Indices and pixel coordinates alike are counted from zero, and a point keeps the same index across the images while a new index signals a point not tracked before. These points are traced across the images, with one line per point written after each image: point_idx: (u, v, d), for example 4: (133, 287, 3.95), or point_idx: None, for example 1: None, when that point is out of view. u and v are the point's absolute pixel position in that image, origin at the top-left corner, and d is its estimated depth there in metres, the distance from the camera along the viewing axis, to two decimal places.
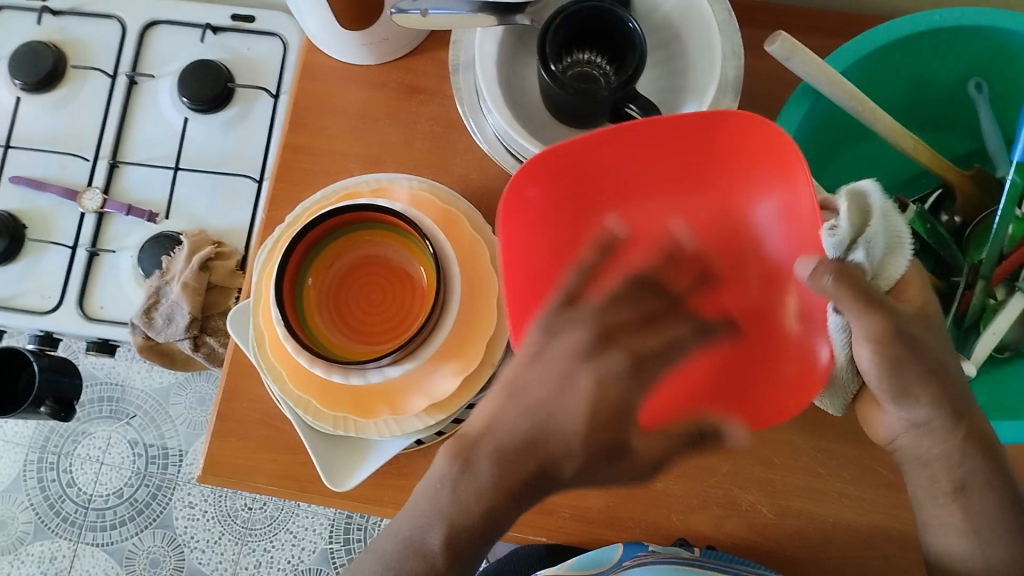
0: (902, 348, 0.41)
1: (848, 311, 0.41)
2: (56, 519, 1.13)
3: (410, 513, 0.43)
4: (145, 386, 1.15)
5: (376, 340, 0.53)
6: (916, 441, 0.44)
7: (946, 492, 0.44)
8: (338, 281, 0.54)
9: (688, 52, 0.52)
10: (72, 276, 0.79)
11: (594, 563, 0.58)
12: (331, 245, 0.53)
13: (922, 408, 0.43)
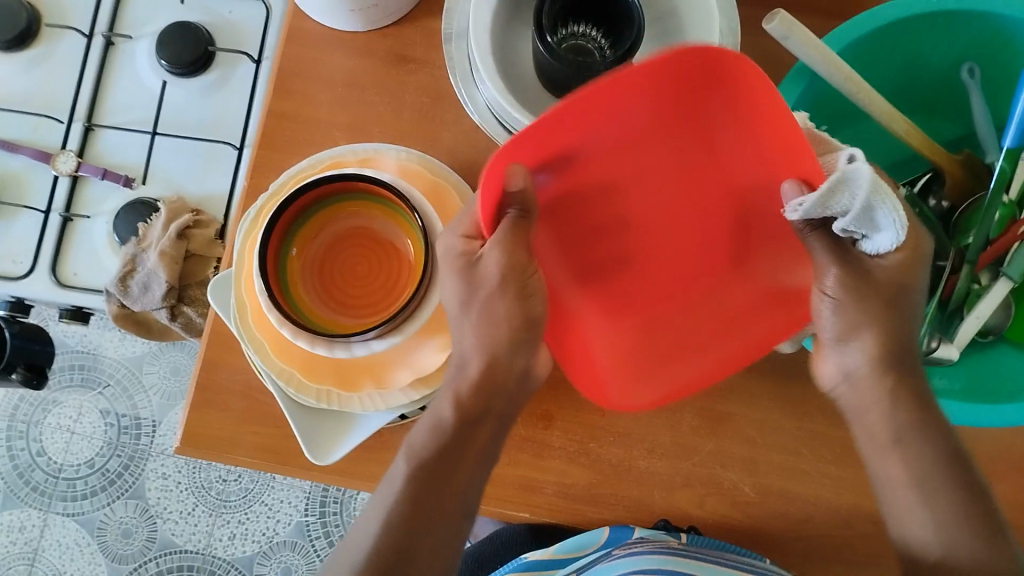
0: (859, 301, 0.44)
1: (818, 260, 0.44)
2: (26, 488, 1.11)
3: (407, 451, 0.49)
4: (118, 356, 1.13)
5: (362, 313, 0.52)
6: (850, 387, 0.47)
7: (882, 441, 0.47)
8: (323, 252, 0.53)
9: (684, 27, 0.50)
10: (45, 241, 0.76)
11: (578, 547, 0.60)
12: (316, 216, 0.52)
13: (866, 361, 0.46)
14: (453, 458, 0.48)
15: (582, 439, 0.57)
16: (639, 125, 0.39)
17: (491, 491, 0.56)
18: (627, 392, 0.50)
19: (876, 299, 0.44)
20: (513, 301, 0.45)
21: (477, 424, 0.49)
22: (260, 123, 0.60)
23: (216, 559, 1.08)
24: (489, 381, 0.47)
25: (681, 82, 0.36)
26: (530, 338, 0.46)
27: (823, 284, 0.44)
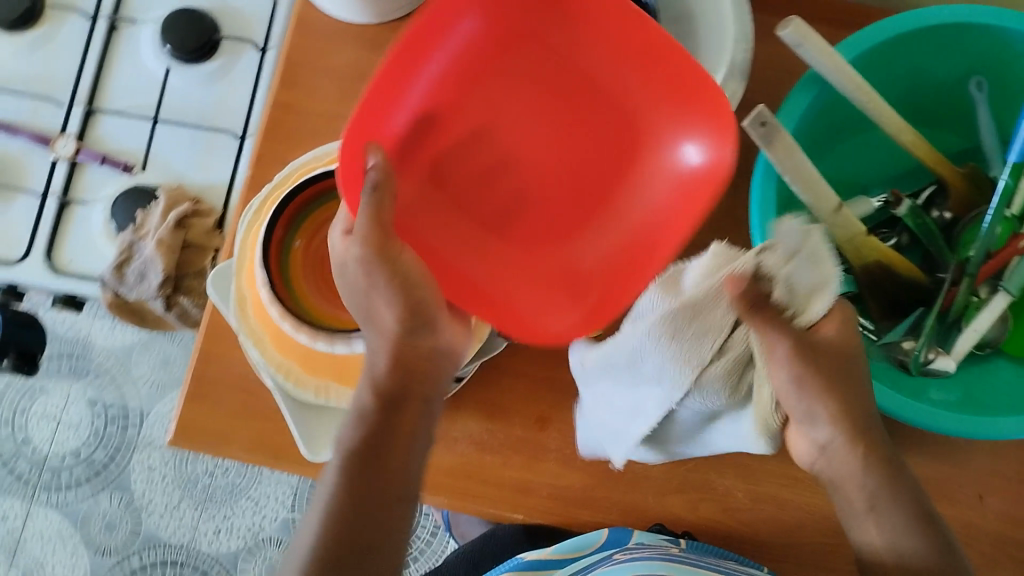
0: (816, 376, 0.45)
1: (774, 355, 0.43)
2: (9, 477, 1.10)
3: (331, 465, 0.47)
4: (106, 345, 1.11)
5: None
6: (824, 457, 0.48)
7: (858, 509, 0.48)
8: (327, 246, 0.52)
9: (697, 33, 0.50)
10: (41, 225, 0.75)
11: (576, 548, 0.58)
12: (321, 209, 0.52)
13: (834, 430, 0.47)
14: (380, 452, 0.46)
15: (580, 442, 0.57)
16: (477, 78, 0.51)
17: (487, 492, 0.56)
18: (542, 313, 0.51)
19: (826, 369, 0.45)
20: (388, 283, 0.44)
21: (399, 408, 0.47)
22: (265, 112, 0.60)
23: (200, 554, 1.07)
24: (399, 372, 0.47)
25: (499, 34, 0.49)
26: (421, 313, 0.46)
27: (781, 378, 0.44)
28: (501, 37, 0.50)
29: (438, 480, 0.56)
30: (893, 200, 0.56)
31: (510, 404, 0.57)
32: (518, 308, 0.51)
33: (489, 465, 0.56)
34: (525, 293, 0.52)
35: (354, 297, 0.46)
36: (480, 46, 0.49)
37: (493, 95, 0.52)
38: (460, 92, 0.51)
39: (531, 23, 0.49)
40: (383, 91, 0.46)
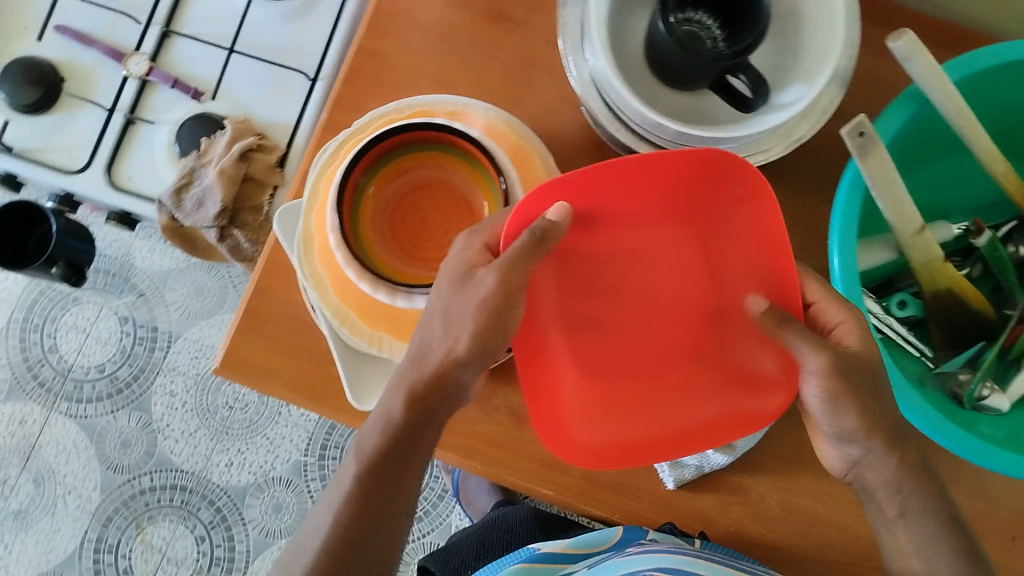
0: (854, 389, 0.45)
1: (800, 352, 0.45)
2: (33, 382, 1.12)
3: (361, 447, 0.50)
4: (145, 266, 1.13)
5: (430, 267, 0.51)
6: (855, 469, 0.49)
7: (890, 515, 0.49)
8: (398, 198, 0.52)
9: (804, 31, 0.49)
10: (105, 139, 0.75)
11: (590, 544, 0.62)
12: (399, 159, 0.51)
13: (870, 441, 0.47)
14: (401, 456, 0.49)
15: None
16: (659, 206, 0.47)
17: (518, 463, 0.56)
18: (590, 429, 0.49)
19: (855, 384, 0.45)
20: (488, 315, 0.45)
21: (424, 426, 0.49)
22: (347, 58, 0.59)
23: (209, 483, 1.08)
24: (425, 393, 0.48)
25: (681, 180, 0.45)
26: (490, 347, 0.46)
27: (810, 368, 0.45)
28: (691, 184, 0.46)
29: (472, 446, 0.56)
30: (974, 230, 0.55)
31: None
32: (569, 420, 0.49)
33: (524, 438, 0.56)
34: (578, 410, 0.49)
35: (455, 301, 0.46)
36: (661, 187, 0.46)
37: (639, 232, 0.48)
38: (628, 208, 0.47)
39: (721, 188, 0.46)
40: (573, 189, 0.45)
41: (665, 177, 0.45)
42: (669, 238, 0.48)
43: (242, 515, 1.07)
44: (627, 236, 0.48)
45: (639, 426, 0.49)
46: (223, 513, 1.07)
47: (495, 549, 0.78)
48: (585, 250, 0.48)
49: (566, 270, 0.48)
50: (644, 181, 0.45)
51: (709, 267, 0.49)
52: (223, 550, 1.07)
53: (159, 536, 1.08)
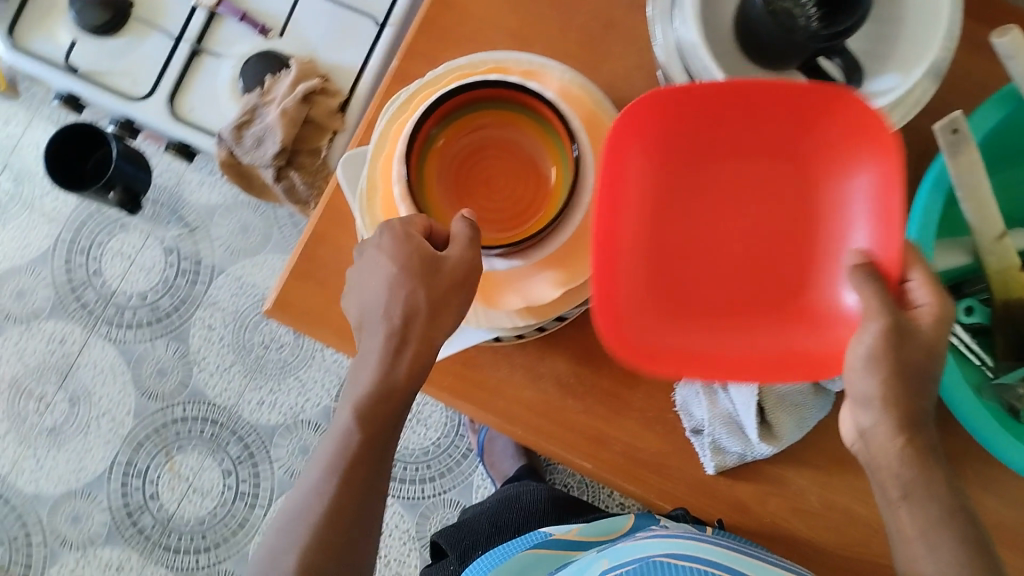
0: (897, 362, 0.43)
1: (866, 308, 0.43)
2: (74, 303, 1.13)
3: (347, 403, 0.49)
4: (195, 199, 1.14)
5: (494, 227, 0.50)
6: (863, 443, 0.46)
7: (892, 496, 0.45)
8: (466, 153, 0.50)
9: (902, 17, 0.47)
10: (170, 67, 0.76)
11: (601, 531, 0.66)
12: (468, 115, 0.49)
13: (881, 414, 0.44)
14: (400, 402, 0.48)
15: (661, 408, 0.55)
16: (762, 135, 0.49)
17: (558, 434, 0.55)
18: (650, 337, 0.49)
19: (902, 362, 0.43)
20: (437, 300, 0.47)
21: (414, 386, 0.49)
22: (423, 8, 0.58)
23: (239, 419, 1.10)
24: (423, 356, 0.48)
25: (792, 110, 0.47)
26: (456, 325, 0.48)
27: (869, 327, 0.43)
28: (793, 115, 0.47)
29: (514, 411, 0.56)
30: None
31: (601, 353, 0.56)
32: (623, 324, 0.48)
33: (566, 409, 0.55)
34: (634, 320, 0.49)
35: (398, 294, 0.48)
36: (769, 118, 0.48)
37: (743, 166, 0.51)
38: (730, 129, 0.49)
39: (830, 129, 0.47)
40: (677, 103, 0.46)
41: (775, 103, 0.46)
42: (770, 178, 0.51)
43: (270, 453, 1.08)
44: (732, 167, 0.51)
45: (690, 342, 0.50)
46: (251, 449, 1.09)
47: (506, 532, 0.78)
48: (686, 167, 0.51)
49: (660, 193, 0.51)
50: (756, 105, 0.47)
51: (807, 214, 0.51)
52: (247, 486, 1.08)
53: (187, 467, 1.10)
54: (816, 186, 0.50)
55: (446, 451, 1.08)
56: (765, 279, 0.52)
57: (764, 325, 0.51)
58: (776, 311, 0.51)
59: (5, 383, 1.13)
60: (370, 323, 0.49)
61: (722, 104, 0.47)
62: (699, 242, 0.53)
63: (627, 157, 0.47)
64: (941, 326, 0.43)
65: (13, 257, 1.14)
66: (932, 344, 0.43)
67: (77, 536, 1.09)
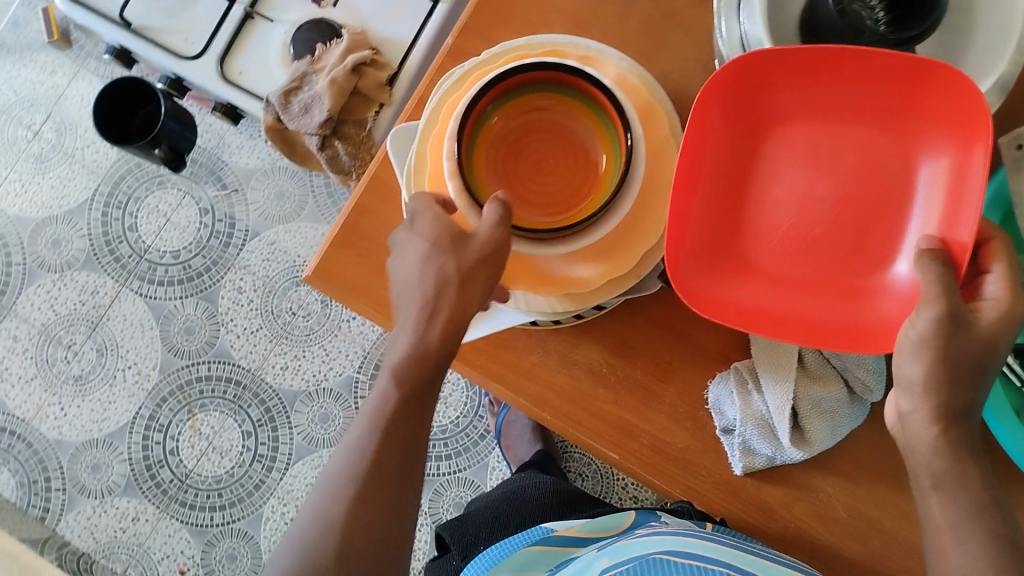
0: (945, 351, 0.43)
1: (924, 291, 0.42)
2: (109, 257, 1.15)
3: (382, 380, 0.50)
4: (233, 161, 1.14)
5: (541, 210, 0.50)
6: (902, 427, 0.46)
7: (922, 486, 0.45)
8: (518, 134, 0.50)
9: (975, 26, 0.46)
10: (223, 29, 0.76)
11: (603, 527, 0.67)
12: (523, 96, 0.49)
13: (920, 400, 0.44)
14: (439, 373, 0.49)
15: (694, 404, 0.55)
16: (840, 103, 0.49)
17: (588, 422, 0.55)
18: (700, 283, 0.50)
19: (953, 354, 0.43)
20: (457, 282, 0.47)
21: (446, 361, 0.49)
22: None
23: (262, 382, 1.11)
24: (457, 323, 0.48)
25: (889, 75, 0.46)
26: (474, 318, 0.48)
27: (923, 312, 0.43)
28: (882, 82, 0.47)
29: (544, 395, 0.56)
30: None
31: (636, 345, 0.55)
32: (683, 274, 0.49)
33: (597, 398, 0.55)
34: (693, 268, 0.50)
35: (428, 269, 0.48)
36: (856, 82, 0.48)
37: (835, 130, 0.49)
38: (809, 95, 0.49)
39: (936, 91, 0.46)
40: (765, 62, 0.47)
41: (869, 66, 0.46)
42: (865, 145, 0.49)
43: (290, 418, 1.09)
44: (813, 135, 0.50)
45: (749, 297, 0.50)
46: (272, 413, 1.10)
47: (508, 527, 0.78)
48: (751, 138, 0.50)
49: (739, 153, 0.51)
50: (864, 62, 0.46)
51: (899, 185, 0.49)
52: (266, 449, 1.09)
53: (208, 425, 1.11)
54: (910, 156, 0.48)
55: (464, 430, 1.09)
56: (821, 261, 0.50)
57: (824, 304, 0.49)
58: (833, 294, 0.49)
59: (34, 330, 1.15)
60: (405, 296, 0.49)
61: (812, 62, 0.47)
62: (750, 221, 0.51)
63: (704, 114, 0.48)
64: (1005, 323, 0.43)
65: (51, 206, 1.16)
66: (988, 338, 0.43)
67: (95, 485, 1.10)
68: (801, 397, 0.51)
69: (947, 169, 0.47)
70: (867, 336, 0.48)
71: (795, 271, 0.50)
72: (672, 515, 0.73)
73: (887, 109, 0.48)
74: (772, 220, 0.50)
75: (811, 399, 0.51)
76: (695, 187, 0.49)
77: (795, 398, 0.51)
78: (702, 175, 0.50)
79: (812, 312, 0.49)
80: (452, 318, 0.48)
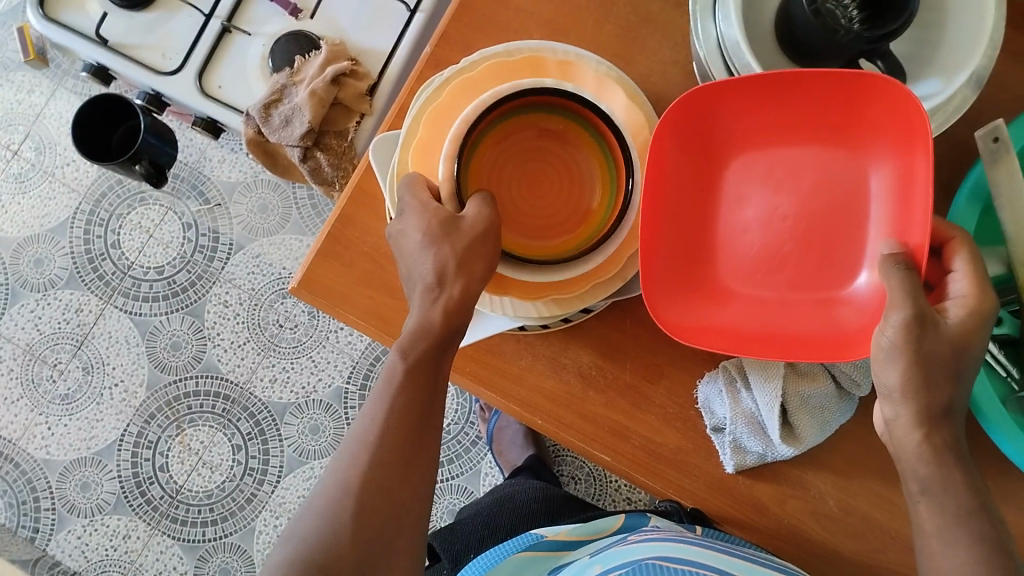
0: (917, 353, 0.42)
1: (890, 296, 0.43)
2: (92, 274, 1.14)
3: (384, 380, 0.49)
4: (215, 175, 1.14)
5: (536, 228, 0.50)
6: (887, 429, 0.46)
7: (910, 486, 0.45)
8: (520, 149, 0.49)
9: (947, 23, 0.47)
10: (200, 44, 0.76)
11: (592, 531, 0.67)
12: (533, 113, 0.48)
13: (901, 407, 0.44)
14: (432, 382, 0.49)
15: (684, 404, 0.55)
16: (797, 120, 0.49)
17: (578, 425, 0.55)
18: (670, 308, 0.50)
19: (925, 356, 0.42)
20: (453, 265, 0.47)
21: (444, 354, 0.49)
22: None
23: (251, 396, 1.10)
24: (462, 302, 0.48)
25: (840, 91, 0.47)
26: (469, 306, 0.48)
27: (891, 318, 0.43)
28: (836, 97, 0.47)
29: (534, 401, 0.56)
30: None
31: (624, 347, 0.56)
32: (656, 298, 0.50)
33: (587, 401, 0.55)
34: (666, 292, 0.50)
35: (426, 255, 0.48)
36: (811, 100, 0.48)
37: (792, 148, 0.50)
38: (767, 116, 0.50)
39: (881, 103, 0.46)
40: (720, 89, 0.48)
41: (820, 85, 0.47)
42: (822, 161, 0.50)
43: (280, 431, 1.09)
44: (773, 152, 0.51)
45: (726, 319, 0.51)
46: (262, 427, 1.09)
47: (498, 535, 0.78)
48: (714, 158, 0.51)
49: (703, 176, 0.51)
50: (815, 82, 0.47)
51: (860, 198, 0.49)
52: (257, 462, 1.08)
53: (197, 440, 1.10)
54: (868, 168, 0.49)
55: (456, 437, 1.09)
56: (788, 274, 0.50)
57: (794, 316, 0.50)
58: (802, 306, 0.50)
59: (18, 350, 1.14)
60: (411, 276, 0.50)
61: (764, 87, 0.47)
62: (719, 238, 0.52)
63: (658, 142, 0.48)
64: (975, 321, 0.44)
65: (32, 225, 1.15)
66: (959, 335, 0.43)
67: (85, 503, 1.09)
68: (791, 395, 0.52)
69: (898, 178, 0.47)
70: (836, 344, 0.48)
71: (765, 287, 0.51)
72: (663, 516, 0.74)
73: (839, 125, 0.49)
74: (739, 236, 0.51)
75: (800, 395, 0.52)
76: (664, 213, 0.50)
77: (784, 395, 0.52)
78: (670, 199, 0.50)
79: (782, 325, 0.50)
80: (462, 291, 0.48)
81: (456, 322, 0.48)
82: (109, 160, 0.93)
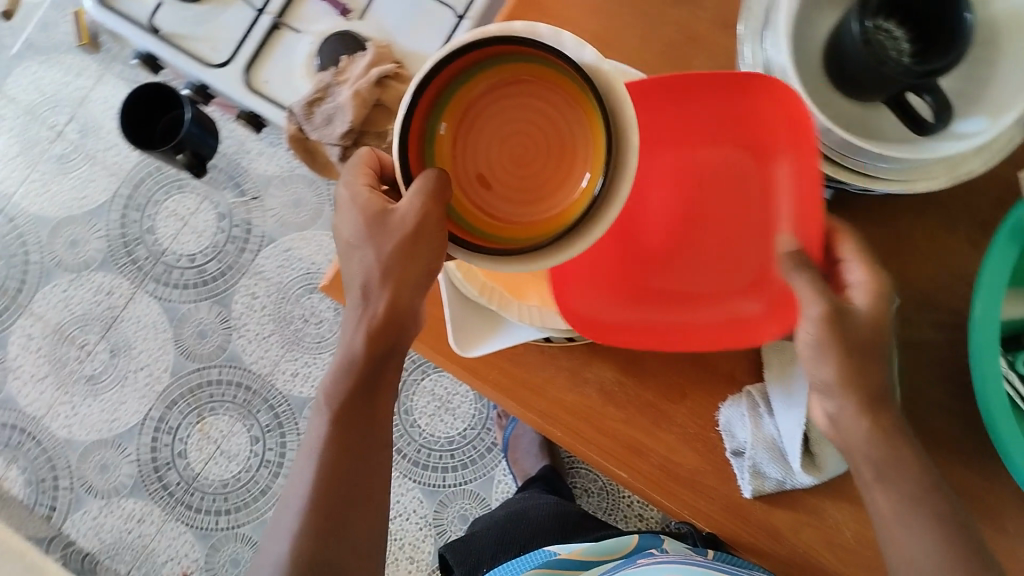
0: (841, 345, 0.44)
1: (802, 294, 0.44)
2: (126, 258, 1.16)
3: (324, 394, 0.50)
4: (252, 168, 1.15)
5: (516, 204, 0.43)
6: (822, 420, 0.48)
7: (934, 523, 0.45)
8: (486, 116, 0.42)
9: (998, 61, 0.46)
10: (250, 39, 0.77)
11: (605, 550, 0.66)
12: (491, 69, 0.41)
13: (844, 399, 0.45)
14: (368, 399, 0.49)
15: (705, 426, 0.55)
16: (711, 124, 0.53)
17: (596, 438, 0.55)
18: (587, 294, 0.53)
19: (849, 345, 0.44)
20: (382, 278, 0.46)
21: (384, 372, 0.49)
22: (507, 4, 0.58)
23: (272, 388, 1.11)
24: (388, 321, 0.47)
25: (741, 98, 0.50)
26: (402, 323, 0.48)
27: (809, 313, 0.44)
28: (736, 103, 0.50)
29: (555, 412, 0.56)
30: None
31: (649, 365, 0.56)
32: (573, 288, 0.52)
33: (608, 416, 0.55)
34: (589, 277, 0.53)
35: (358, 260, 0.47)
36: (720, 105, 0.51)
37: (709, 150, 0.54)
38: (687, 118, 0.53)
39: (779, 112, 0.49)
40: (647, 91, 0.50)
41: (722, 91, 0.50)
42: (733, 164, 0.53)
43: (298, 425, 1.10)
44: (691, 154, 0.54)
45: (643, 316, 0.53)
46: (281, 420, 1.10)
47: (512, 550, 0.78)
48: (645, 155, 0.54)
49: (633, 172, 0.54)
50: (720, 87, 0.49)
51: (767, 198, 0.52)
52: (273, 455, 1.10)
53: (217, 429, 1.11)
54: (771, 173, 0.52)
55: (471, 442, 1.09)
56: (700, 267, 0.54)
57: (703, 307, 0.53)
58: (711, 297, 0.53)
59: (49, 329, 1.16)
60: (347, 280, 0.49)
61: (679, 90, 0.50)
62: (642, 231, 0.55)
63: None
64: (881, 299, 0.44)
65: (71, 206, 1.17)
66: (876, 318, 0.44)
67: (102, 485, 1.11)
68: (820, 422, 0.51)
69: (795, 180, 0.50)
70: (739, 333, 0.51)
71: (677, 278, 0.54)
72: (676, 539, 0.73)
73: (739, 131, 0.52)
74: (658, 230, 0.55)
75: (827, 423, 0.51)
76: None
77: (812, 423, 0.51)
78: None
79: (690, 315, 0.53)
80: (390, 301, 0.47)
81: (383, 342, 0.48)
82: (152, 148, 0.95)
